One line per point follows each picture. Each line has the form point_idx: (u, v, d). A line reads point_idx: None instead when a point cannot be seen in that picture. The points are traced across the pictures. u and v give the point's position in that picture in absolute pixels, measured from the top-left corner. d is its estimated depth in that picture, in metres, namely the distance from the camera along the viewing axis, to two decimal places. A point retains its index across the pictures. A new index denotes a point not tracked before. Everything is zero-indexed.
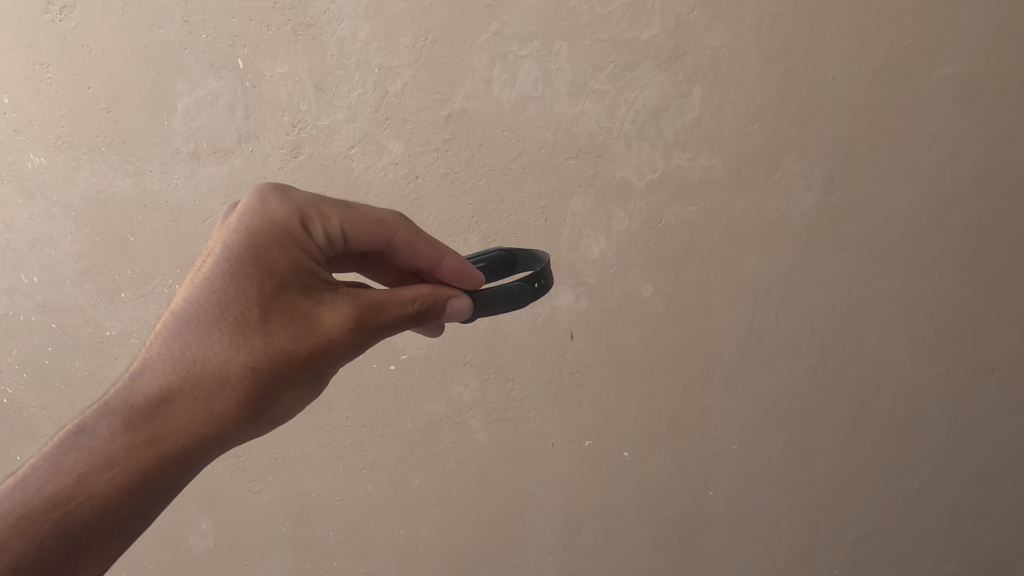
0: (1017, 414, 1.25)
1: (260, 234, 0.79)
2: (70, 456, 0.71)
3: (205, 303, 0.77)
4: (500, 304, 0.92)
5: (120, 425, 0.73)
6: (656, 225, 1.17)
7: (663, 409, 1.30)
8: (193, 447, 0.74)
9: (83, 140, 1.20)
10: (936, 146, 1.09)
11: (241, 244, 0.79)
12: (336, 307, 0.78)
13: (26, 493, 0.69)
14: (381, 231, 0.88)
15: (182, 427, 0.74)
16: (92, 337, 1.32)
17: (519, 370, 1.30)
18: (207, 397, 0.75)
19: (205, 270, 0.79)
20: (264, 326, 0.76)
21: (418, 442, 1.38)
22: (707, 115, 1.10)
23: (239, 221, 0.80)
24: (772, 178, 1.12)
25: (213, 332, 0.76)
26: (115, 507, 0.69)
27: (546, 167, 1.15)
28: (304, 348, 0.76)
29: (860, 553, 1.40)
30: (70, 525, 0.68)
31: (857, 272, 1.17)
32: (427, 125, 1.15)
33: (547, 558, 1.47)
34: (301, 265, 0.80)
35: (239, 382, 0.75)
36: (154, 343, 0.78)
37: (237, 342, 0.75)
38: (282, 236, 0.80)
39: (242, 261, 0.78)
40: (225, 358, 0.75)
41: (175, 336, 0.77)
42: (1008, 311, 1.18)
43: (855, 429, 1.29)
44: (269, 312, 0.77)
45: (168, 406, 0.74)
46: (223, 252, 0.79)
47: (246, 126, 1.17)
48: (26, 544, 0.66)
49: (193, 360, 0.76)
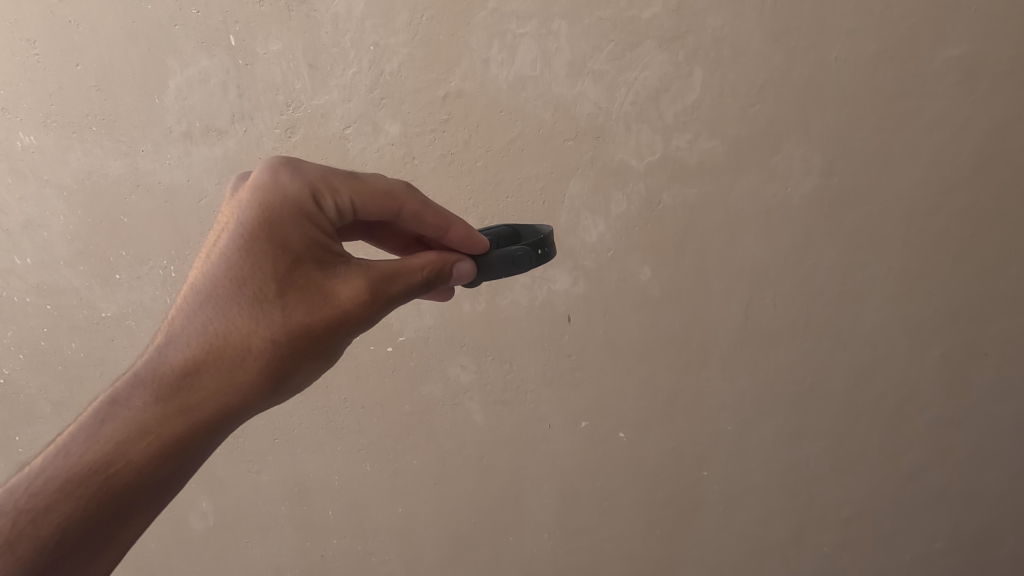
0: (1009, 397, 1.26)
1: (273, 209, 0.79)
2: (104, 426, 0.70)
3: (222, 276, 0.77)
4: (503, 270, 0.92)
5: (149, 396, 0.72)
6: (653, 208, 1.16)
7: (660, 392, 1.31)
8: (223, 416, 0.73)
9: (73, 119, 1.18)
10: (938, 130, 1.08)
11: (255, 218, 0.79)
12: (352, 279, 0.78)
13: (61, 465, 0.67)
14: (388, 203, 0.87)
15: (211, 396, 0.73)
16: (89, 319, 1.32)
17: (516, 352, 1.30)
18: (233, 367, 0.74)
19: (221, 245, 0.79)
20: (283, 298, 0.76)
21: (416, 424, 1.39)
22: (707, 96, 1.09)
23: (250, 196, 0.80)
24: (772, 161, 1.12)
25: (234, 304, 0.76)
26: (153, 473, 0.69)
27: (542, 147, 1.14)
28: (323, 319, 0.76)
29: (851, 532, 1.43)
30: (110, 491, 0.67)
31: (854, 256, 1.17)
32: (424, 104, 1.13)
33: (544, 537, 1.49)
34: (313, 239, 0.80)
35: (262, 353, 0.74)
36: (175, 316, 0.77)
37: (257, 314, 0.75)
38: (293, 210, 0.79)
39: (257, 235, 0.78)
40: (248, 329, 0.75)
41: (197, 309, 0.77)
42: (1004, 296, 1.18)
43: (851, 412, 1.30)
44: (288, 283, 0.76)
45: (196, 376, 0.74)
46: (238, 226, 0.79)
47: (241, 106, 1.15)
48: (70, 509, 0.65)
49: (215, 332, 0.75)
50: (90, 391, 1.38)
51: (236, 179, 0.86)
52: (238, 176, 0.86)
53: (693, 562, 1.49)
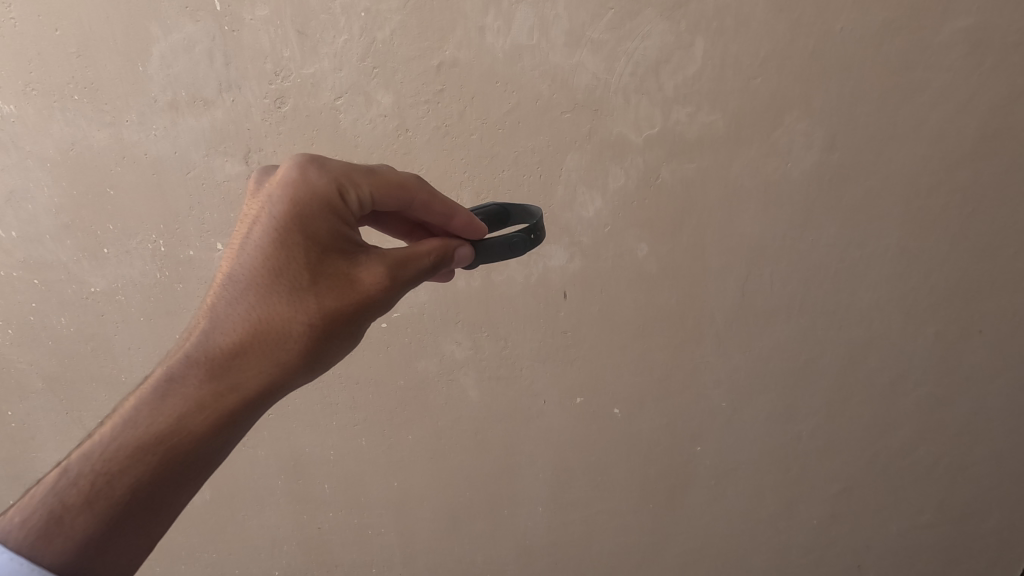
0: (1001, 375, 1.27)
1: (299, 201, 0.76)
2: (146, 410, 0.69)
3: (258, 261, 0.75)
4: (499, 254, 0.91)
5: (190, 379, 0.71)
6: (651, 183, 1.14)
7: (655, 368, 1.31)
8: (261, 400, 0.73)
9: (54, 86, 1.14)
10: (942, 104, 1.06)
11: (284, 209, 0.76)
12: (374, 265, 0.76)
13: (109, 448, 0.66)
14: (402, 196, 0.83)
15: (250, 384, 0.72)
16: (77, 294, 1.30)
17: (511, 329, 1.29)
18: (269, 356, 0.73)
19: (252, 235, 0.77)
20: (316, 284, 0.74)
21: (411, 399, 1.39)
22: (709, 68, 1.06)
23: (277, 189, 0.78)
24: (773, 135, 1.09)
25: (268, 294, 0.74)
26: (199, 457, 0.68)
27: (539, 119, 1.11)
28: (351, 305, 0.75)
29: (839, 504, 1.46)
30: (159, 476, 0.66)
31: (853, 233, 1.16)
32: (418, 74, 1.10)
33: (538, 510, 1.51)
34: (339, 231, 0.77)
35: (298, 339, 0.73)
36: (211, 300, 0.76)
37: (292, 303, 0.73)
38: (325, 195, 0.77)
39: (290, 220, 0.76)
40: (284, 315, 0.73)
41: (233, 293, 0.75)
42: (1002, 274, 1.17)
43: (844, 389, 1.31)
44: (318, 275, 0.75)
45: (232, 366, 0.72)
46: (267, 218, 0.77)
47: (228, 74, 1.11)
48: (122, 490, 0.65)
49: (252, 317, 0.74)
50: (83, 366, 1.38)
51: (258, 171, 0.83)
52: (260, 170, 0.83)
53: (684, 533, 1.52)
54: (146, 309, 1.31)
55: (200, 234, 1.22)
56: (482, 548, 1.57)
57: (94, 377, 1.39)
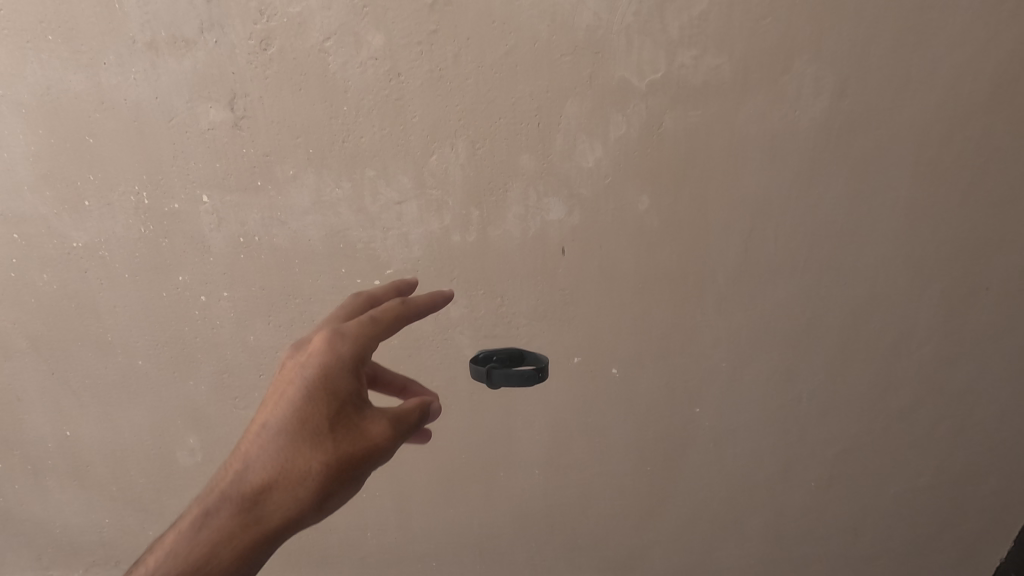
0: (1006, 333, 1.25)
1: (325, 356, 0.79)
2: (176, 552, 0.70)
3: (287, 416, 0.77)
4: (516, 377, 1.14)
5: (216, 520, 0.72)
6: (654, 132, 1.09)
7: (655, 328, 1.28)
8: (274, 545, 0.73)
9: (25, 25, 1.08)
10: (959, 47, 1.01)
11: (312, 378, 0.78)
12: (382, 417, 0.77)
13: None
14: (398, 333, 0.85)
15: (265, 529, 0.72)
16: (58, 249, 1.26)
17: (508, 287, 1.26)
18: (283, 506, 0.73)
19: (284, 393, 0.79)
20: (332, 441, 0.75)
21: (405, 359, 1.36)
22: (716, 7, 1.01)
23: (306, 359, 0.80)
24: (781, 80, 1.05)
25: (288, 451, 0.75)
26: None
27: (538, 63, 1.06)
28: (362, 454, 0.75)
29: (837, 467, 1.45)
30: None
31: (862, 186, 1.12)
32: (410, 13, 1.04)
33: (534, 473, 1.49)
34: (355, 401, 0.78)
35: (313, 485, 0.74)
36: (243, 447, 0.78)
37: (307, 457, 0.74)
38: (344, 355, 0.79)
39: (318, 378, 0.78)
40: (302, 461, 0.74)
41: (263, 443, 0.77)
42: (1012, 229, 1.14)
43: (847, 349, 1.29)
44: (333, 434, 0.75)
45: (251, 511, 0.73)
46: (296, 387, 0.78)
47: (210, 13, 1.06)
48: None
49: (274, 466, 0.75)
50: (67, 325, 1.34)
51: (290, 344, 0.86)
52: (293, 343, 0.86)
53: (681, 496, 1.51)
54: (131, 266, 1.27)
55: (185, 186, 1.18)
56: (478, 511, 1.56)
57: (80, 336, 1.36)
